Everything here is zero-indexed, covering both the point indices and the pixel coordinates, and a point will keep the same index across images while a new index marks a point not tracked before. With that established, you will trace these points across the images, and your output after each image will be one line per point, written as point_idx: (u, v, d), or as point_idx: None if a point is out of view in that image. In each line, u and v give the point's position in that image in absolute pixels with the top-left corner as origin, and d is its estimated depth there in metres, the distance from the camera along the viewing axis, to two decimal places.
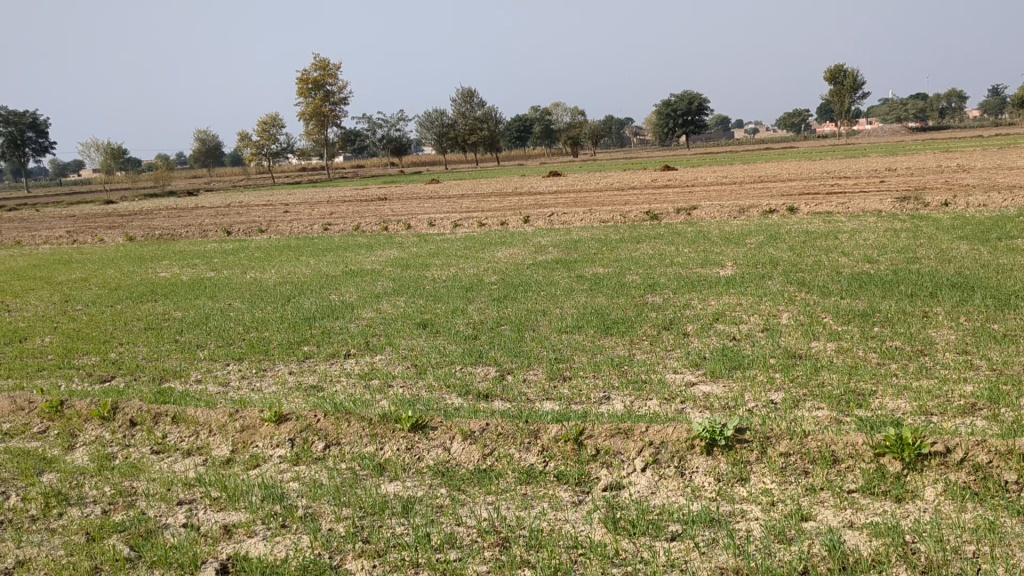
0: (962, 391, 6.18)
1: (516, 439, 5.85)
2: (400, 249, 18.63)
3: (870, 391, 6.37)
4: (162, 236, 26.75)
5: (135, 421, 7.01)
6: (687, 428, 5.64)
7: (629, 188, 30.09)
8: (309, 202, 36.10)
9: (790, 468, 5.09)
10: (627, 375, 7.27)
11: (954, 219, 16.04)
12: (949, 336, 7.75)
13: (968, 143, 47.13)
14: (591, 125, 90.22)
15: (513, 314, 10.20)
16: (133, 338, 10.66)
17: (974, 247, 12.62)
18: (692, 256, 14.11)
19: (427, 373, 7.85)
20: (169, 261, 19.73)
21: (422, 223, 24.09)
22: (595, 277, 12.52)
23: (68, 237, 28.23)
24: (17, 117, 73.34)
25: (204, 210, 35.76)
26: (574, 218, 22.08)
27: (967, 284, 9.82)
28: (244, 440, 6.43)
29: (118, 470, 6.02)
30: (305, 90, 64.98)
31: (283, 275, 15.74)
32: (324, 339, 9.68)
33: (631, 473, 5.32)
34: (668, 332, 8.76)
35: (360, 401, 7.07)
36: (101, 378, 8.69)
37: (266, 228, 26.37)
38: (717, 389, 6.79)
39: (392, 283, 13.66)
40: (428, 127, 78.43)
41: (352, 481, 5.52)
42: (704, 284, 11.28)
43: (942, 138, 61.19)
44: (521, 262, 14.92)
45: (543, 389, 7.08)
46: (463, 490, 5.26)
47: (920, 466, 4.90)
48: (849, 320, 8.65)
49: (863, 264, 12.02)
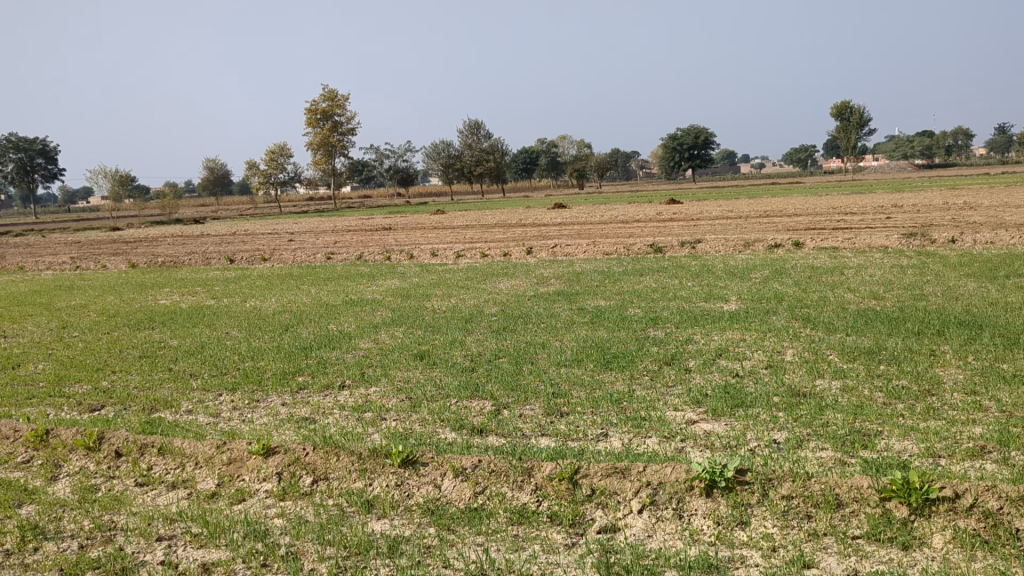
0: (971, 433, 5.99)
1: (509, 477, 5.67)
2: (402, 279, 18.52)
3: (876, 432, 6.18)
4: (165, 263, 26.70)
5: (120, 452, 6.83)
6: (686, 468, 5.45)
7: (634, 221, 30.04)
8: (314, 232, 36.09)
9: (792, 512, 4.90)
10: (626, 411, 7.08)
11: (961, 257, 15.87)
12: (956, 376, 7.56)
13: (975, 181, 47.08)
14: (598, 158, 90.44)
15: (513, 346, 10.05)
16: (127, 366, 10.51)
17: (982, 285, 12.47)
18: (696, 290, 13.96)
19: (422, 406, 7.67)
20: (171, 288, 19.61)
21: (426, 254, 24.04)
22: (596, 310, 12.37)
23: (71, 264, 28.17)
24: (27, 143, 73.86)
25: (210, 238, 35.75)
26: (578, 250, 21.97)
27: (974, 322, 9.64)
28: (230, 473, 6.26)
29: (98, 503, 5.83)
30: (314, 120, 65.18)
31: (282, 304, 15.64)
32: (319, 370, 9.51)
33: (627, 514, 5.13)
34: (669, 367, 8.59)
35: (352, 434, 6.89)
36: (91, 407, 8.51)
37: (269, 256, 26.33)
38: (718, 427, 6.60)
39: (392, 313, 13.51)
40: (436, 158, 79.17)
41: (339, 518, 5.33)
42: (707, 319, 11.12)
43: (950, 175, 60.88)
44: (523, 293, 14.80)
45: (539, 424, 6.91)
46: (452, 530, 5.07)
47: (928, 512, 4.70)
48: (854, 357, 8.47)
49: (869, 301, 11.85)
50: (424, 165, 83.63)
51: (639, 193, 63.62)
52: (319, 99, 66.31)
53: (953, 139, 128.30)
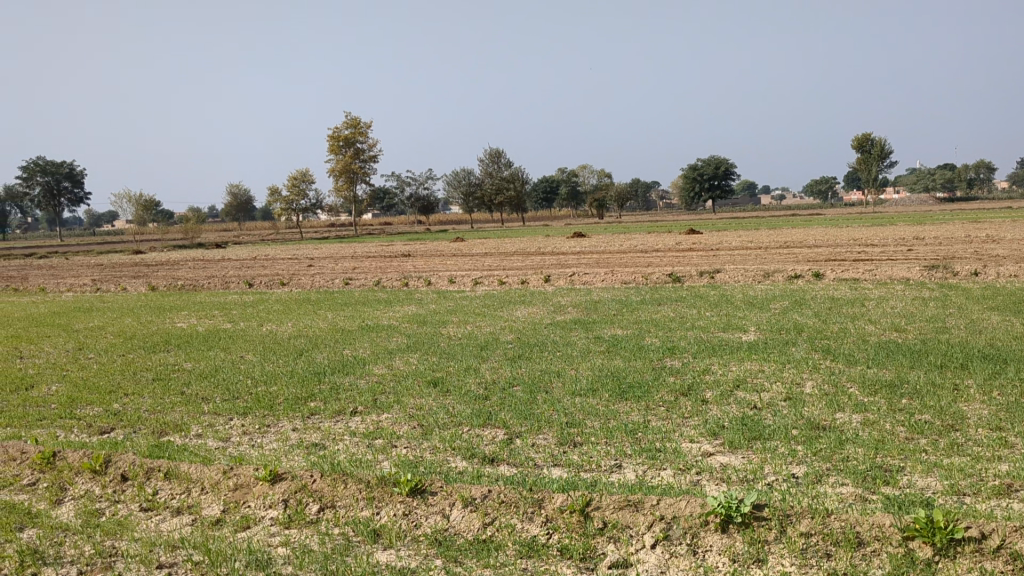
0: (996, 471, 5.81)
1: (519, 508, 5.52)
2: (419, 305, 18.48)
3: (898, 467, 6.00)
4: (185, 286, 26.78)
5: (126, 476, 6.75)
6: (702, 502, 5.29)
7: (654, 251, 29.95)
8: (334, 257, 36.23)
9: (811, 551, 4.73)
10: (641, 443, 6.93)
11: (985, 290, 15.63)
12: (981, 411, 7.36)
13: (995, 214, 46.72)
14: (618, 187, 90.51)
15: (528, 374, 9.91)
16: (140, 388, 10.44)
17: (1007, 318, 12.23)
18: (714, 319, 13.83)
19: (433, 434, 7.54)
20: (189, 312, 19.65)
21: (444, 280, 24.03)
22: (613, 339, 12.24)
23: (92, 286, 28.33)
24: (55, 168, 74.86)
25: (230, 262, 35.88)
26: (596, 279, 21.86)
27: (999, 356, 9.42)
28: (235, 499, 6.16)
29: (100, 528, 5.74)
30: (336, 147, 65.63)
31: (298, 329, 15.58)
32: (331, 395, 9.41)
33: (639, 549, 4.97)
34: (685, 398, 8.42)
35: (360, 462, 6.77)
36: (101, 429, 8.46)
37: (288, 281, 26.37)
38: (735, 461, 6.44)
39: (407, 339, 13.41)
40: (457, 187, 79.84)
41: (344, 548, 5.21)
42: (726, 349, 10.95)
43: (972, 208, 60.13)
44: (540, 321, 14.66)
45: (552, 454, 6.76)
46: (459, 562, 4.94)
47: (953, 552, 4.52)
48: (875, 391, 8.27)
49: (890, 333, 11.66)
50: (445, 193, 84.06)
51: (659, 222, 63.50)
52: (341, 126, 66.74)
53: (975, 172, 127.51)
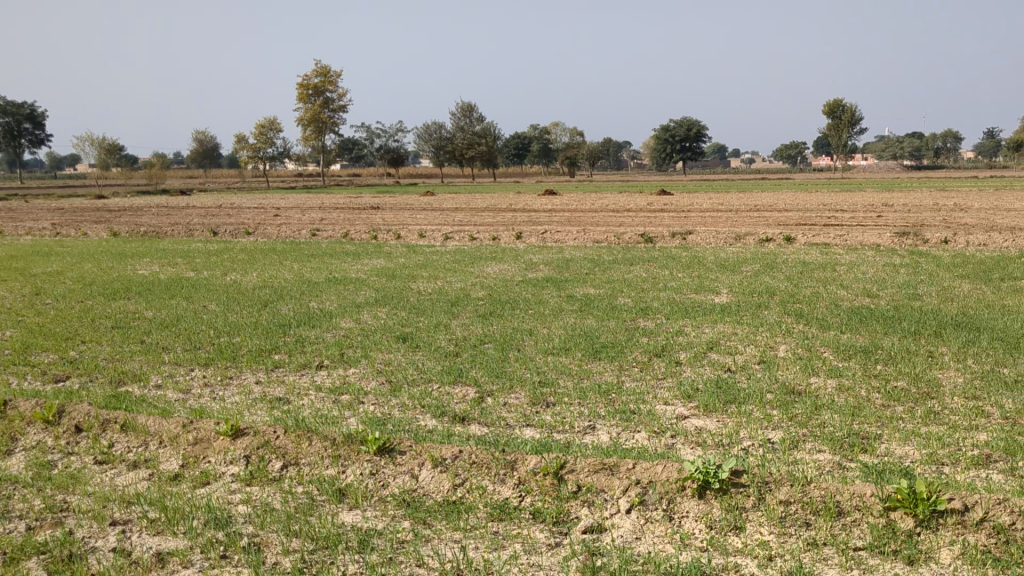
0: (974, 440, 5.71)
1: (490, 469, 5.35)
2: (387, 259, 18.17)
3: (876, 435, 5.90)
4: (147, 233, 26.20)
5: (81, 427, 6.50)
6: (679, 467, 5.16)
7: (625, 210, 29.79)
8: (301, 207, 35.65)
9: (790, 519, 4.61)
10: (615, 404, 6.79)
11: (954, 258, 15.66)
12: (956, 379, 7.29)
13: (962, 183, 47.07)
14: (590, 146, 90.14)
15: (498, 332, 9.70)
16: (98, 336, 10.12)
17: (978, 287, 12.19)
18: (686, 281, 13.70)
19: (402, 391, 7.33)
20: (151, 258, 19.19)
21: (414, 234, 23.70)
22: (585, 298, 12.09)
23: (51, 230, 27.62)
24: (15, 108, 72.77)
25: (195, 210, 35.13)
26: (568, 237, 21.64)
27: (971, 325, 9.38)
28: (195, 454, 5.94)
29: (52, 481, 5.52)
30: (304, 95, 64.45)
31: (263, 279, 15.25)
32: (297, 348, 9.17)
33: (614, 514, 4.82)
34: (659, 359, 8.30)
35: (325, 418, 6.56)
36: (55, 377, 8.19)
37: (253, 230, 25.90)
38: (710, 424, 6.31)
39: (375, 293, 13.15)
40: (428, 140, 78.96)
41: (308, 507, 5.02)
42: (698, 311, 10.83)
43: (940, 176, 60.55)
44: (510, 279, 14.43)
45: (524, 414, 6.59)
46: (428, 525, 4.76)
47: (934, 524, 4.42)
48: (849, 356, 8.18)
49: (862, 299, 11.59)
50: (417, 146, 83.09)
51: (629, 182, 63.29)
52: (311, 73, 65.47)
53: (942, 141, 128.29)
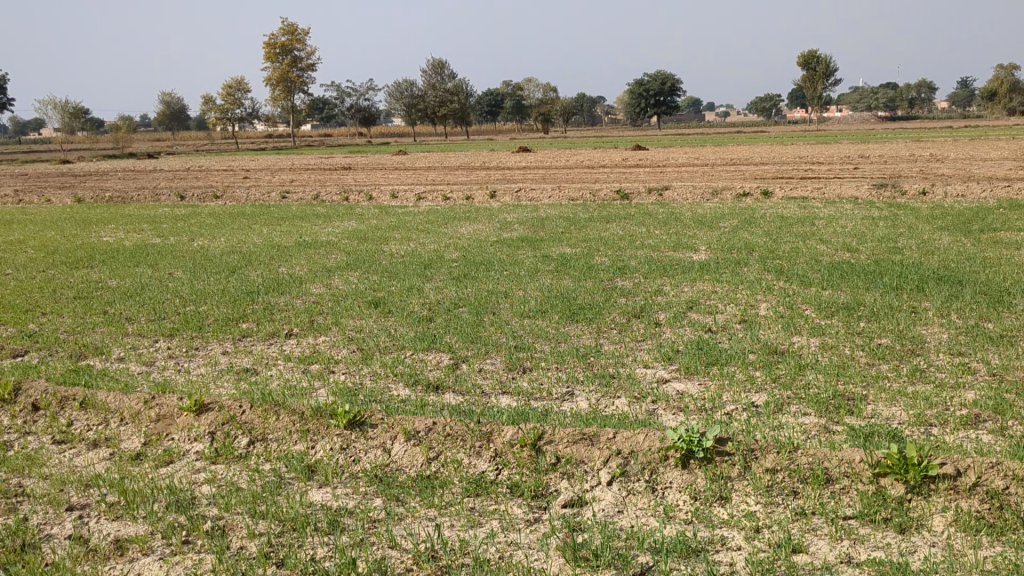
0: (962, 399, 5.57)
1: (465, 441, 5.15)
2: (359, 221, 17.82)
3: (860, 395, 5.74)
4: (112, 198, 25.58)
5: (38, 406, 6.22)
6: (660, 436, 4.97)
7: (600, 166, 29.47)
8: (271, 169, 34.99)
9: (777, 488, 4.44)
10: (593, 368, 6.61)
11: (932, 209, 15.54)
12: (940, 335, 7.15)
13: (936, 134, 47.14)
14: (563, 103, 89.21)
15: (473, 294, 9.48)
16: (59, 307, 9.77)
17: (958, 239, 12.09)
18: (664, 238, 13.48)
19: (374, 359, 7.11)
20: (116, 225, 18.70)
21: (386, 195, 23.26)
22: (561, 257, 11.84)
23: (14, 197, 26.91)
24: None
25: (163, 174, 34.39)
26: (543, 195, 21.36)
27: (954, 278, 9.24)
28: (158, 432, 5.69)
29: (7, 464, 5.26)
30: (272, 55, 63.24)
31: (231, 244, 14.88)
32: (265, 316, 8.88)
33: (595, 487, 4.64)
34: (638, 320, 8.10)
35: (294, 390, 6.32)
36: (13, 352, 7.88)
37: (222, 193, 25.34)
38: (692, 388, 6.12)
39: (346, 256, 12.84)
40: (399, 98, 77.76)
41: (275, 486, 4.80)
42: (677, 269, 10.62)
43: (912, 127, 60.45)
44: (484, 239, 14.17)
45: (500, 381, 6.39)
46: (402, 502, 4.56)
47: (927, 490, 4.26)
48: (831, 313, 8.02)
49: (842, 254, 11.43)
50: (388, 104, 81.94)
51: (604, 139, 62.83)
52: (278, 32, 64.15)
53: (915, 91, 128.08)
